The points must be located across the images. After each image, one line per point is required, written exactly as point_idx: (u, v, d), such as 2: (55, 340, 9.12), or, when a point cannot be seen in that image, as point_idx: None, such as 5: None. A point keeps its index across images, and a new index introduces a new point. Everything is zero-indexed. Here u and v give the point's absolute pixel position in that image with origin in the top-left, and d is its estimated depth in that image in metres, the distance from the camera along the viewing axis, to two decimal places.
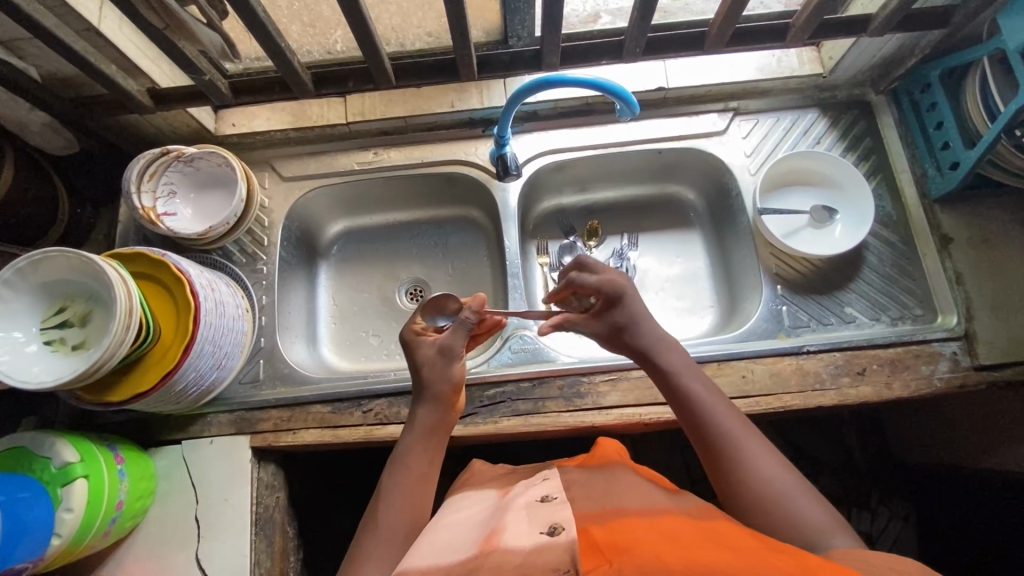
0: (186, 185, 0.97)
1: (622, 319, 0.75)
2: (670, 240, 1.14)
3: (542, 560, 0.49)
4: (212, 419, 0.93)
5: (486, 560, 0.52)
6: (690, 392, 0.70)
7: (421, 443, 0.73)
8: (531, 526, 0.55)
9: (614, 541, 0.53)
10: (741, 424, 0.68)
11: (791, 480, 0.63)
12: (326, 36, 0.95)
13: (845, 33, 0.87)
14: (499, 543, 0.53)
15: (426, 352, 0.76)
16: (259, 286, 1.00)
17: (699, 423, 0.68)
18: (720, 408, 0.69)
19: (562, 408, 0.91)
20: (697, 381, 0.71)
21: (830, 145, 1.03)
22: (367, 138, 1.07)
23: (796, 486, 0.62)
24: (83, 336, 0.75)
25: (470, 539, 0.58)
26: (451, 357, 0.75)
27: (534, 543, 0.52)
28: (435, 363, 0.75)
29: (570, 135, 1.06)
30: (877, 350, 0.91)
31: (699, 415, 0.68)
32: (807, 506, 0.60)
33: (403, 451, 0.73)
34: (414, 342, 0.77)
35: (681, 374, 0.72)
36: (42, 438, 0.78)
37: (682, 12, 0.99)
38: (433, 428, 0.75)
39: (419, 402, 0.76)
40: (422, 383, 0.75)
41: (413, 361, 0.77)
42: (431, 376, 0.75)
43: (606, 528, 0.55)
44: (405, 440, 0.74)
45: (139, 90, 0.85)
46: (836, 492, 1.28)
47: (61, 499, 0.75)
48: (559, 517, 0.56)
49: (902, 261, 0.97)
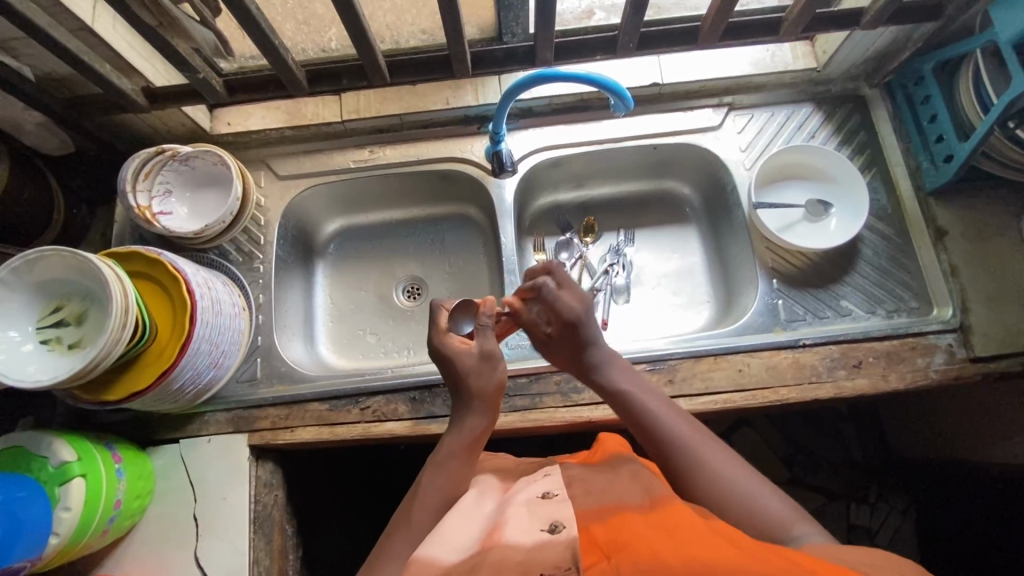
0: (181, 183, 0.97)
1: (580, 340, 0.78)
2: (666, 235, 1.14)
3: (543, 557, 0.50)
4: (209, 418, 0.93)
5: (487, 556, 0.52)
6: (639, 405, 0.72)
7: (464, 455, 0.73)
8: (532, 522, 0.56)
9: (614, 539, 0.53)
10: (695, 430, 0.70)
11: (748, 478, 0.65)
12: (320, 34, 0.95)
13: (837, 27, 0.87)
14: (501, 540, 0.54)
15: (468, 361, 0.76)
16: (256, 285, 1.00)
17: (653, 432, 0.70)
18: (673, 421, 0.70)
19: (560, 403, 0.91)
20: (646, 394, 0.74)
21: (824, 138, 1.03)
22: (362, 136, 1.07)
23: (754, 480, 0.64)
24: (79, 334, 0.75)
25: (469, 537, 0.57)
26: (494, 362, 0.76)
27: (535, 541, 0.53)
28: (481, 370, 0.75)
29: (566, 131, 1.06)
30: (872, 343, 0.91)
31: (650, 424, 0.70)
32: (770, 500, 0.63)
33: (443, 458, 0.72)
34: (451, 354, 0.77)
35: (631, 390, 0.74)
36: (40, 438, 0.77)
37: (675, 8, 0.99)
38: (478, 436, 0.75)
39: (465, 411, 0.75)
40: (470, 392, 0.75)
41: (452, 371, 0.76)
42: (479, 384, 0.75)
43: (606, 526, 0.55)
44: (447, 448, 0.73)
45: (133, 89, 0.84)
46: (834, 487, 1.29)
47: (58, 498, 0.74)
48: (560, 515, 0.56)
49: (897, 254, 0.97)
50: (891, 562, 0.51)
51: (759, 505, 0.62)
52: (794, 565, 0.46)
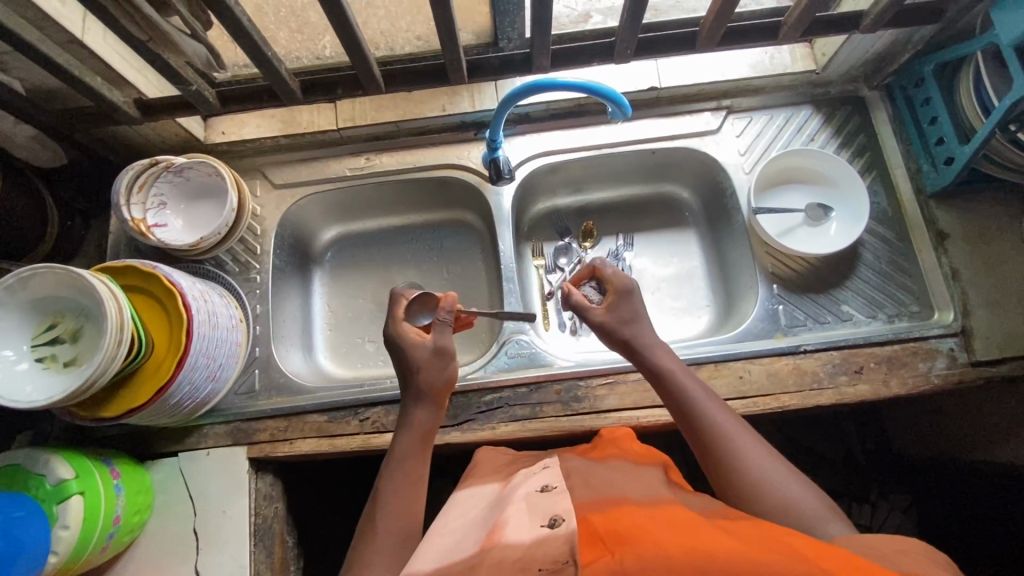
0: (176, 195, 0.96)
1: (631, 310, 0.80)
2: (664, 239, 1.14)
3: (542, 553, 0.49)
4: (208, 431, 0.92)
5: (487, 556, 0.52)
6: (680, 390, 0.72)
7: (418, 449, 0.73)
8: (532, 519, 0.55)
9: (613, 529, 0.53)
10: (731, 417, 0.70)
11: (778, 469, 0.65)
12: (314, 42, 0.94)
13: (837, 30, 0.86)
14: (500, 539, 0.53)
15: (419, 355, 0.76)
16: (253, 295, 0.99)
17: (695, 417, 0.70)
18: (712, 407, 0.71)
19: (561, 412, 0.90)
20: (685, 377, 0.74)
21: (824, 141, 1.03)
22: (358, 143, 1.06)
23: (787, 472, 0.65)
24: (75, 352, 0.74)
25: (472, 539, 0.57)
26: (446, 358, 0.76)
27: (534, 537, 0.52)
28: (433, 365, 0.75)
29: (564, 136, 1.05)
30: (873, 348, 0.91)
31: (692, 408, 0.71)
32: (801, 494, 0.63)
33: (400, 455, 0.72)
34: (405, 343, 0.77)
35: (673, 371, 0.74)
36: (37, 456, 0.77)
37: (673, 10, 0.98)
38: (428, 430, 0.75)
39: (411, 404, 0.75)
40: (419, 386, 0.75)
41: (403, 361, 0.77)
42: (428, 379, 0.75)
43: (605, 516, 0.55)
44: (402, 445, 0.73)
45: (125, 101, 0.83)
46: (837, 487, 1.28)
47: (57, 516, 0.74)
48: (559, 508, 0.56)
49: (898, 257, 0.97)
50: (916, 557, 0.50)
51: (790, 498, 0.62)
52: (792, 548, 0.47)
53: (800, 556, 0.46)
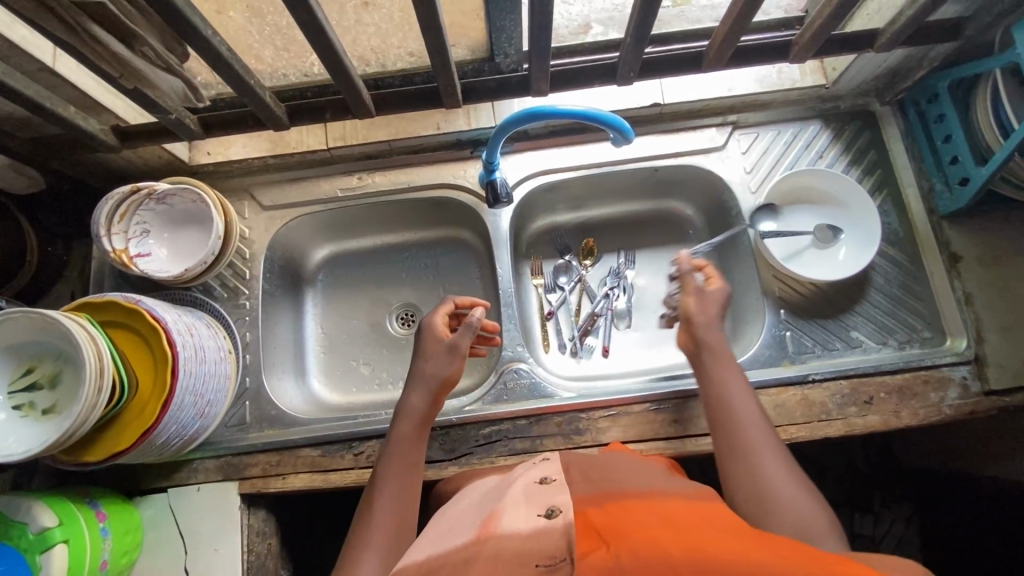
0: (160, 223, 0.92)
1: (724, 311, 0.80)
2: (667, 257, 1.10)
3: (539, 545, 0.47)
4: (198, 465, 0.90)
5: (482, 547, 0.49)
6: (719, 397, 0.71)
7: (416, 433, 0.73)
8: (529, 509, 0.53)
9: (611, 525, 0.49)
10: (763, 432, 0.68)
11: (798, 491, 0.61)
12: (301, 59, 0.86)
13: (848, 49, 0.82)
14: (496, 529, 0.51)
15: (435, 345, 0.78)
16: (242, 322, 0.96)
17: (721, 418, 0.70)
18: (747, 418, 0.69)
19: (562, 445, 0.88)
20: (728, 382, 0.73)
21: (833, 158, 0.99)
22: (349, 162, 1.02)
23: (800, 487, 0.62)
24: (53, 400, 0.71)
25: (467, 525, 0.55)
26: (454, 355, 0.77)
27: (531, 527, 0.49)
28: (442, 359, 0.77)
29: (562, 155, 1.01)
30: (884, 377, 0.88)
31: (719, 408, 0.71)
32: (808, 512, 0.59)
33: (394, 440, 0.72)
34: (430, 330, 0.80)
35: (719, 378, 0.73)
36: (18, 502, 0.74)
37: (677, 20, 0.93)
38: (423, 414, 0.75)
39: (409, 388, 0.76)
40: (422, 371, 0.77)
41: (420, 344, 0.79)
42: (432, 368, 0.77)
43: (604, 511, 0.52)
44: (399, 429, 0.73)
45: (102, 129, 0.79)
46: (838, 497, 1.26)
47: (41, 567, 0.71)
48: (557, 500, 0.53)
49: (910, 281, 0.93)
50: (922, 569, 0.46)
51: (793, 518, 0.59)
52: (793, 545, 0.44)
53: (804, 554, 0.42)
